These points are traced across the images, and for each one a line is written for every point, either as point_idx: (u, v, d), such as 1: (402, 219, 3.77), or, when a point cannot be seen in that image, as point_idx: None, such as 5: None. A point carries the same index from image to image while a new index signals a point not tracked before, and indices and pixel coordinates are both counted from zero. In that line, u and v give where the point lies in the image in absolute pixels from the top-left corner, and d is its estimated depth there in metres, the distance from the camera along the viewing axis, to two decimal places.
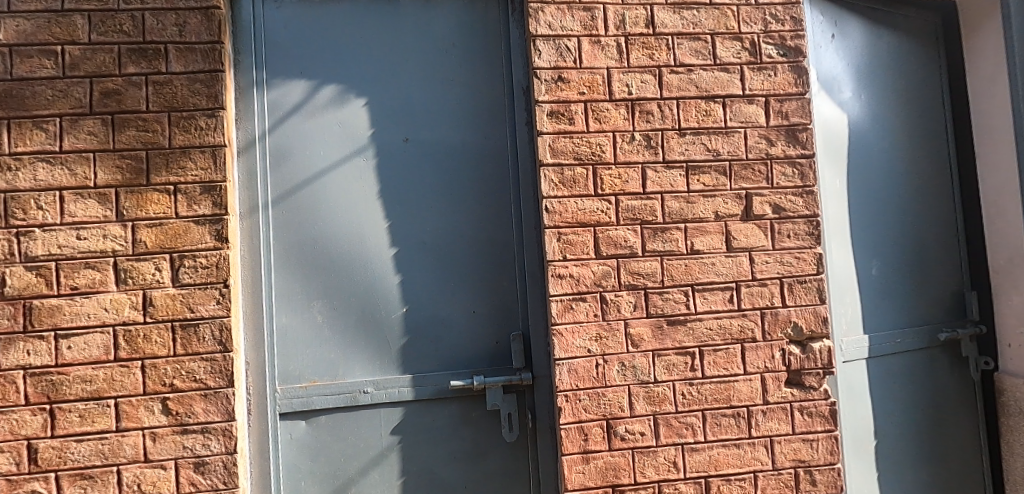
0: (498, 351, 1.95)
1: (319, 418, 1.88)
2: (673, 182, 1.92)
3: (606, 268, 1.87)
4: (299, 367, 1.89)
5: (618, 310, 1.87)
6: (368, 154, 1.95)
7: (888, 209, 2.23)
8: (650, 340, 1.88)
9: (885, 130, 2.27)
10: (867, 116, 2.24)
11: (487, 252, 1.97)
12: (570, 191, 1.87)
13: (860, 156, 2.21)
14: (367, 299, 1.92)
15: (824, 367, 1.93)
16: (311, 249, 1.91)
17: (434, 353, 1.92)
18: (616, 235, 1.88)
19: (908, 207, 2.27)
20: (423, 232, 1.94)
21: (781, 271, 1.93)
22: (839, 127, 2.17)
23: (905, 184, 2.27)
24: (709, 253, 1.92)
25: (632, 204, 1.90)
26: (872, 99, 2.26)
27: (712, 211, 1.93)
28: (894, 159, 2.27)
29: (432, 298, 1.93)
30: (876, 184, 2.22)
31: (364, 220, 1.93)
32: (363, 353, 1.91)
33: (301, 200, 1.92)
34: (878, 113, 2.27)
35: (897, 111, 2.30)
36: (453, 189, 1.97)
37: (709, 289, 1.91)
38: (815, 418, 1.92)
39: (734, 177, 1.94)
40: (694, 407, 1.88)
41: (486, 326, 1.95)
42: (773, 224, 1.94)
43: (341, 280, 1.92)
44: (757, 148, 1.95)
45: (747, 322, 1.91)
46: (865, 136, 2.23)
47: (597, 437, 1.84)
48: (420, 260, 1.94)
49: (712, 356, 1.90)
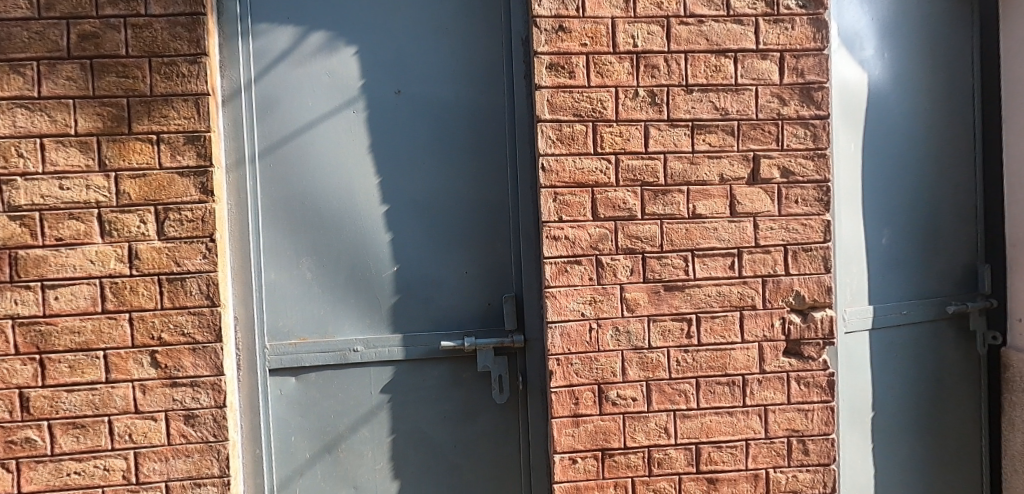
0: (490, 313, 1.91)
1: (309, 375, 1.87)
2: (677, 141, 1.83)
3: (603, 231, 1.81)
4: (288, 324, 1.87)
5: (614, 274, 1.82)
6: (359, 106, 1.87)
7: (904, 175, 2.12)
8: (646, 305, 1.83)
9: (908, 91, 2.14)
10: (889, 75, 2.11)
11: (481, 211, 1.90)
12: (568, 149, 1.79)
13: (879, 118, 2.09)
14: (357, 256, 1.88)
15: (825, 338, 1.87)
16: (300, 204, 1.86)
17: (425, 314, 1.89)
18: (614, 197, 1.81)
19: (925, 173, 2.16)
20: (415, 190, 1.88)
21: (786, 238, 1.86)
22: (858, 87, 2.05)
23: (924, 148, 2.16)
24: (711, 218, 1.84)
25: (632, 163, 1.81)
26: (896, 57, 2.12)
27: (717, 174, 1.84)
28: (914, 122, 2.15)
29: (424, 258, 1.89)
30: (894, 149, 2.11)
31: (354, 176, 1.87)
32: (352, 311, 1.88)
33: (288, 153, 1.85)
34: (901, 72, 2.13)
35: (921, 70, 2.16)
36: (447, 146, 1.89)
37: (710, 255, 1.84)
38: (812, 388, 1.88)
39: (742, 138, 1.84)
40: (688, 374, 1.85)
41: (479, 287, 1.91)
42: (780, 189, 1.86)
43: (331, 237, 1.87)
44: (768, 108, 1.84)
45: (747, 289, 1.85)
46: (885, 97, 2.10)
47: (588, 401, 1.82)
48: (412, 218, 1.88)
49: (710, 324, 1.85)
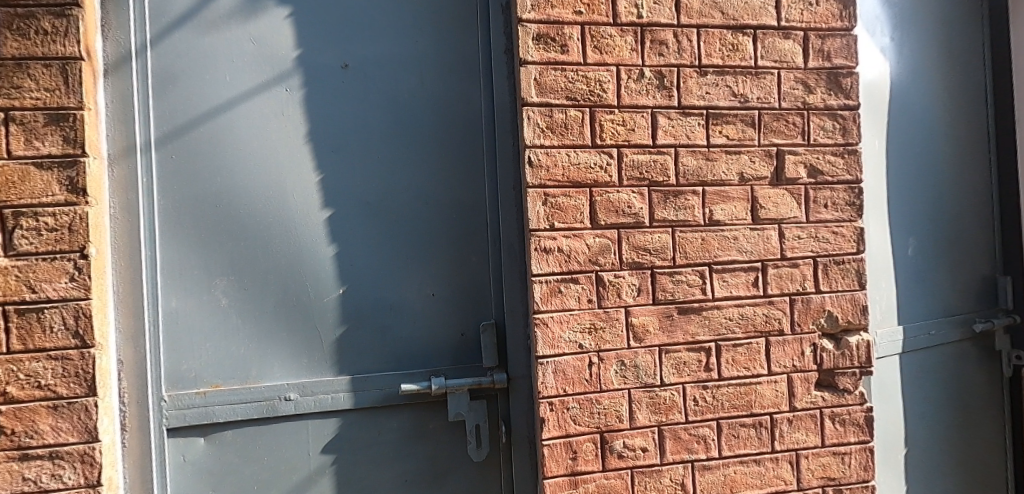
0: (465, 346, 1.51)
1: (223, 435, 1.41)
2: (690, 133, 1.51)
3: (604, 241, 1.47)
4: (195, 366, 1.40)
5: (618, 295, 1.47)
6: (293, 83, 1.45)
7: (926, 177, 1.90)
8: (656, 332, 1.49)
9: (926, 87, 1.93)
10: (907, 67, 1.89)
11: (452, 217, 1.51)
12: (561, 139, 1.45)
13: (902, 117, 1.86)
14: (290, 275, 1.45)
15: (862, 366, 1.59)
16: (212, 209, 1.42)
17: (381, 348, 1.47)
18: (617, 200, 1.47)
19: (945, 175, 1.94)
20: (366, 191, 1.48)
21: (815, 249, 1.57)
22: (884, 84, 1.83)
23: (943, 150, 1.94)
24: (730, 225, 1.53)
25: (638, 158, 1.48)
26: (913, 50, 1.90)
27: (737, 172, 1.53)
28: (933, 118, 1.93)
29: (380, 277, 1.48)
30: (915, 149, 1.88)
31: (287, 172, 1.45)
32: (284, 347, 1.44)
33: (197, 140, 1.41)
34: (920, 66, 1.92)
35: (938, 63, 1.96)
36: (408, 136, 1.50)
37: (731, 270, 1.52)
38: (848, 427, 1.58)
39: (763, 129, 1.55)
40: (708, 416, 1.51)
41: (450, 314, 1.51)
42: (808, 191, 1.57)
43: (254, 251, 1.43)
44: (791, 95, 1.56)
45: (774, 311, 1.55)
46: (906, 91, 1.88)
47: (589, 455, 1.45)
48: (363, 227, 1.47)
49: (731, 354, 1.52)
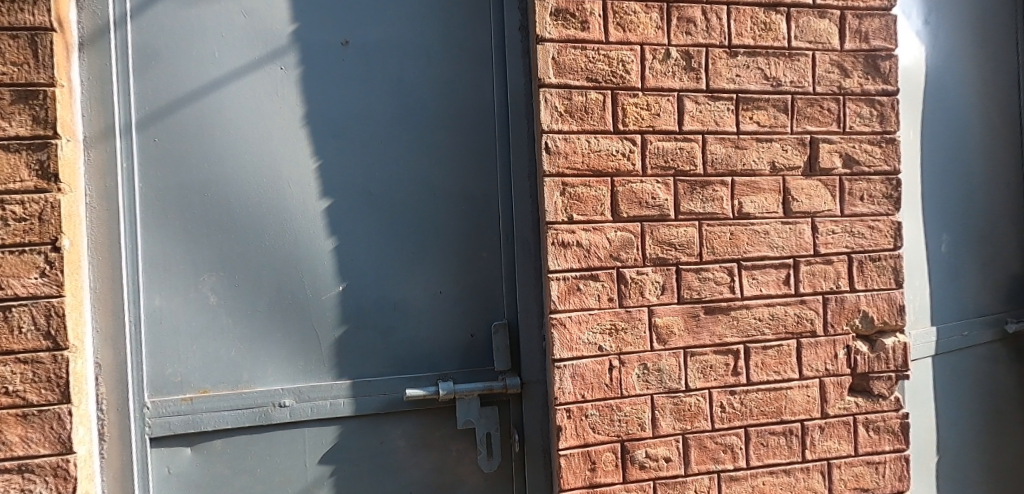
0: (474, 348, 1.40)
1: (212, 445, 1.29)
2: (718, 118, 1.40)
3: (626, 235, 1.35)
4: (180, 370, 1.29)
5: (641, 294, 1.36)
6: (289, 60, 1.33)
7: (968, 169, 1.78)
8: (681, 334, 1.38)
9: (972, 72, 1.79)
10: (952, 51, 1.77)
11: (460, 208, 1.40)
12: (580, 125, 1.34)
13: (942, 105, 1.75)
14: (284, 271, 1.33)
15: (898, 370, 1.49)
16: (199, 198, 1.29)
17: (384, 350, 1.36)
18: (641, 190, 1.36)
19: (991, 167, 1.81)
20: (368, 180, 1.36)
21: (850, 245, 1.46)
22: (923, 70, 1.72)
23: (990, 140, 1.81)
24: (761, 218, 1.42)
25: (663, 145, 1.37)
26: (961, 32, 1.77)
27: (768, 161, 1.42)
28: (981, 105, 1.80)
29: (383, 273, 1.36)
30: (955, 140, 1.77)
31: (281, 158, 1.33)
32: (278, 349, 1.32)
33: (183, 123, 1.29)
34: (968, 50, 1.79)
35: (991, 45, 1.81)
36: (413, 120, 1.38)
37: (761, 266, 1.42)
38: (883, 434, 1.48)
39: (796, 116, 1.44)
40: (735, 423, 1.41)
41: (459, 313, 1.39)
42: (844, 182, 1.46)
43: (245, 244, 1.31)
44: (826, 79, 1.45)
45: (806, 311, 1.44)
46: (948, 77, 1.76)
47: (609, 466, 1.34)
48: (365, 219, 1.36)
49: (761, 357, 1.42)
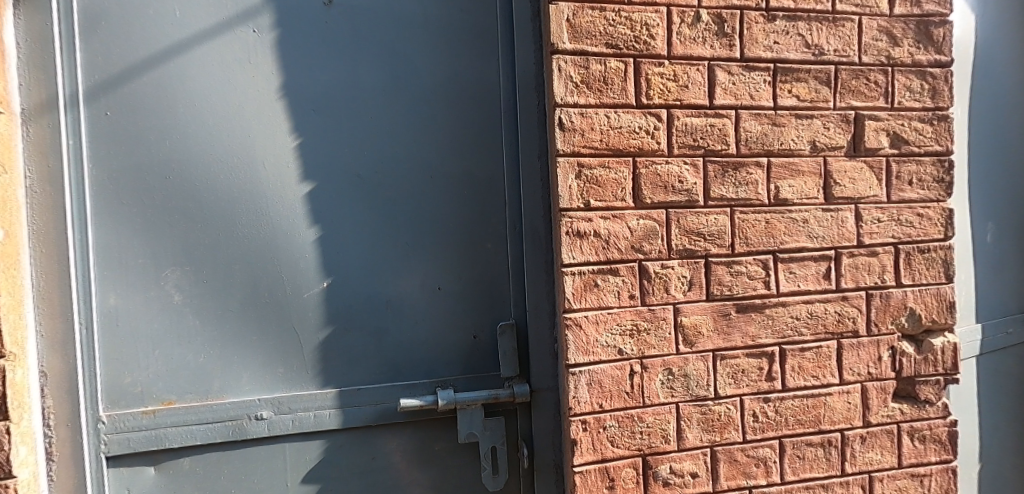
0: (477, 351, 1.24)
1: (179, 463, 1.13)
2: (754, 91, 1.23)
3: (650, 224, 1.19)
4: (141, 378, 1.12)
5: (665, 290, 1.21)
6: (263, 22, 1.15)
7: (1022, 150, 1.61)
8: (710, 335, 1.23)
9: None
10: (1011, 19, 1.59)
11: (461, 193, 1.23)
12: (599, 97, 1.17)
13: (995, 80, 1.58)
14: (259, 265, 1.16)
15: (946, 373, 1.34)
16: (160, 180, 1.12)
17: (375, 355, 1.20)
18: (666, 173, 1.20)
19: None
20: (355, 160, 1.19)
21: (897, 234, 1.31)
22: (974, 42, 1.56)
23: None
24: (799, 205, 1.26)
25: (691, 121, 1.21)
26: None
27: (808, 140, 1.26)
28: None
29: (373, 268, 1.20)
30: (1011, 118, 1.60)
31: (255, 135, 1.15)
32: (254, 354, 1.16)
33: (140, 94, 1.11)
34: None
35: None
36: (408, 93, 1.21)
37: (800, 259, 1.26)
38: (929, 444, 1.34)
39: (840, 89, 1.28)
40: (769, 434, 1.26)
41: (460, 312, 1.23)
42: (891, 164, 1.30)
43: (214, 234, 1.14)
44: (873, 48, 1.29)
45: (848, 308, 1.29)
46: (1004, 48, 1.59)
47: (628, 484, 1.19)
48: (353, 206, 1.19)
49: (798, 360, 1.27)
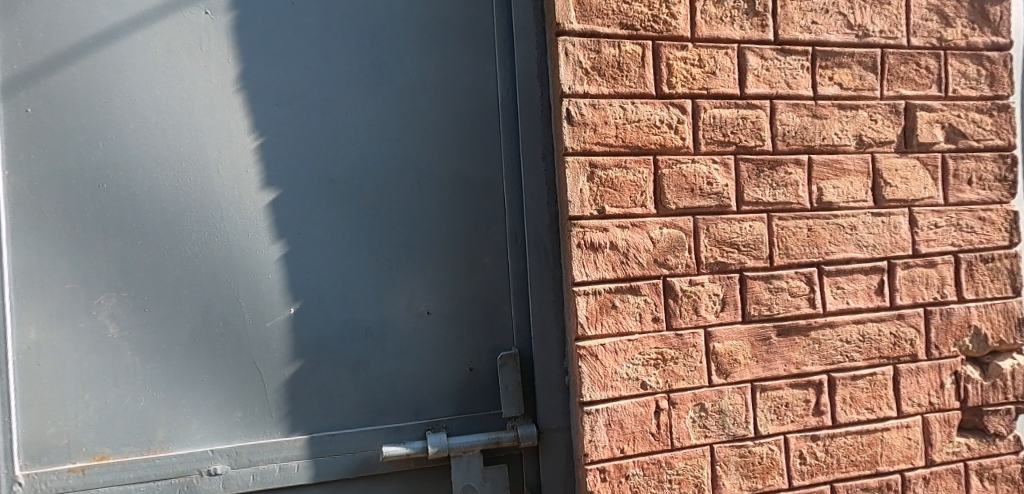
0: (474, 386, 1.05)
1: None
2: (790, 79, 1.07)
3: (676, 234, 1.02)
4: (67, 429, 0.93)
5: (695, 311, 1.03)
6: (216, 3, 0.98)
7: None
8: (748, 363, 1.05)
9: None
10: None
11: (452, 201, 1.05)
12: (613, 86, 1.00)
13: None
14: (212, 288, 0.97)
15: (1016, 401, 1.16)
16: (93, 190, 0.94)
17: (353, 394, 1.01)
18: (693, 173, 1.02)
19: None
20: (326, 163, 1.01)
21: (957, 242, 1.13)
22: None
23: None
24: (846, 209, 1.09)
25: (720, 113, 1.04)
26: None
27: (854, 134, 1.09)
28: None
29: (350, 289, 1.01)
30: None
31: (207, 136, 0.97)
32: (206, 395, 0.97)
33: (68, 88, 0.93)
34: None
35: None
36: (388, 84, 1.03)
37: (848, 272, 1.08)
38: (1001, 485, 1.15)
39: (887, 76, 1.11)
40: (820, 479, 1.07)
41: (453, 341, 1.05)
42: (947, 161, 1.13)
43: (158, 252, 0.96)
44: (922, 29, 1.13)
45: (904, 328, 1.11)
46: None
47: None
48: (324, 217, 1.01)
49: (850, 390, 1.09)
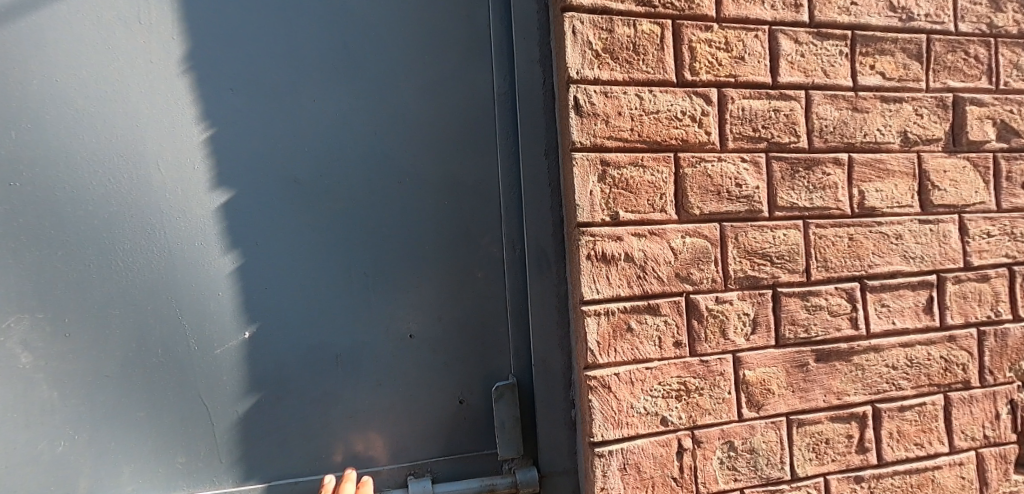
0: (464, 422, 0.90)
1: None
2: (828, 67, 0.93)
3: (700, 244, 0.87)
4: None
5: (723, 334, 0.88)
6: None
7: None
8: (784, 394, 0.90)
9: None
10: None
11: (439, 205, 0.90)
12: (627, 71, 0.86)
13: None
14: (149, 309, 0.81)
15: None
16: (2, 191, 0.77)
17: (319, 433, 0.85)
18: (719, 173, 0.88)
19: None
20: (290, 161, 0.85)
21: (1011, 252, 1.00)
22: None
23: None
24: (891, 215, 0.95)
25: (750, 104, 0.90)
26: None
27: (898, 130, 0.96)
28: None
29: (317, 309, 0.86)
30: None
31: (145, 127, 0.82)
32: (140, 438, 0.81)
33: None
34: None
35: None
36: (364, 68, 0.88)
37: (893, 288, 0.95)
38: None
39: (933, 65, 0.98)
40: None
41: (439, 369, 0.89)
42: (999, 162, 1.00)
43: (81, 265, 0.79)
44: (971, 13, 1.00)
45: (955, 352, 0.97)
46: None
47: None
48: (287, 223, 0.85)
49: (897, 423, 0.94)
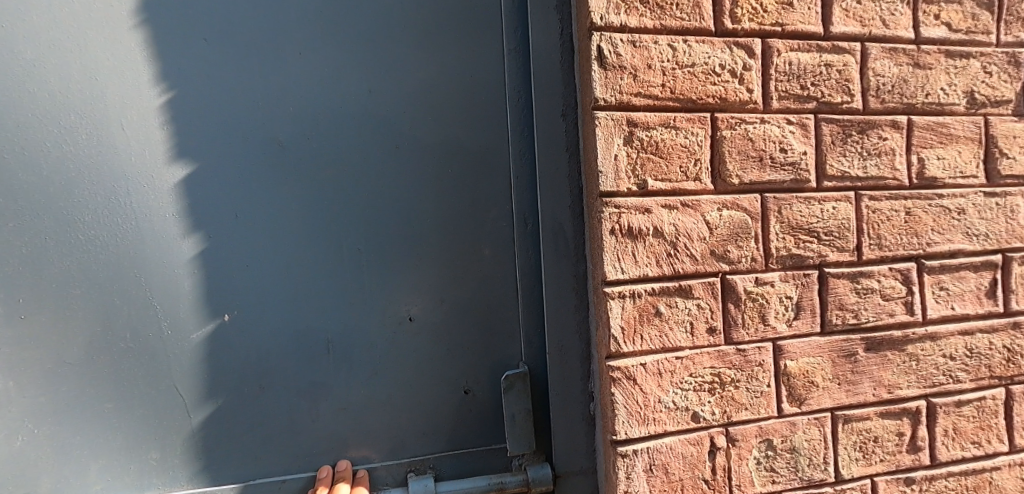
0: (471, 415, 0.80)
1: None
2: (887, 16, 0.81)
3: (739, 217, 0.77)
4: None
5: (762, 320, 0.78)
6: None
7: None
8: (829, 387, 0.80)
9: None
10: None
11: (442, 173, 0.79)
12: (658, 17, 0.74)
13: None
14: (115, 288, 0.72)
15: None
16: None
17: (309, 427, 0.76)
18: (762, 137, 0.77)
19: None
20: (273, 122, 0.75)
21: None
22: None
23: None
24: (954, 187, 0.84)
25: (798, 58, 0.78)
26: None
27: (964, 90, 0.84)
28: None
29: (304, 290, 0.76)
30: None
31: (107, 82, 0.72)
32: (107, 432, 0.72)
33: None
34: None
35: None
36: (357, 16, 0.77)
37: (954, 269, 0.84)
38: None
39: (1006, 16, 0.86)
40: None
41: (443, 357, 0.80)
42: None
43: (37, 240, 0.70)
44: None
45: (1020, 341, 0.87)
46: None
47: None
48: (270, 193, 0.75)
49: (953, 420, 0.84)
